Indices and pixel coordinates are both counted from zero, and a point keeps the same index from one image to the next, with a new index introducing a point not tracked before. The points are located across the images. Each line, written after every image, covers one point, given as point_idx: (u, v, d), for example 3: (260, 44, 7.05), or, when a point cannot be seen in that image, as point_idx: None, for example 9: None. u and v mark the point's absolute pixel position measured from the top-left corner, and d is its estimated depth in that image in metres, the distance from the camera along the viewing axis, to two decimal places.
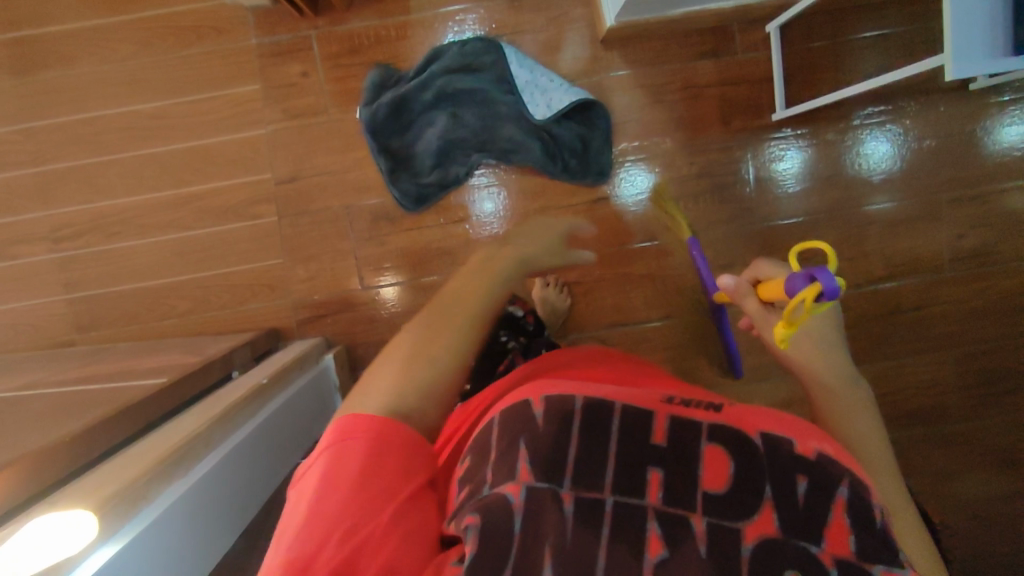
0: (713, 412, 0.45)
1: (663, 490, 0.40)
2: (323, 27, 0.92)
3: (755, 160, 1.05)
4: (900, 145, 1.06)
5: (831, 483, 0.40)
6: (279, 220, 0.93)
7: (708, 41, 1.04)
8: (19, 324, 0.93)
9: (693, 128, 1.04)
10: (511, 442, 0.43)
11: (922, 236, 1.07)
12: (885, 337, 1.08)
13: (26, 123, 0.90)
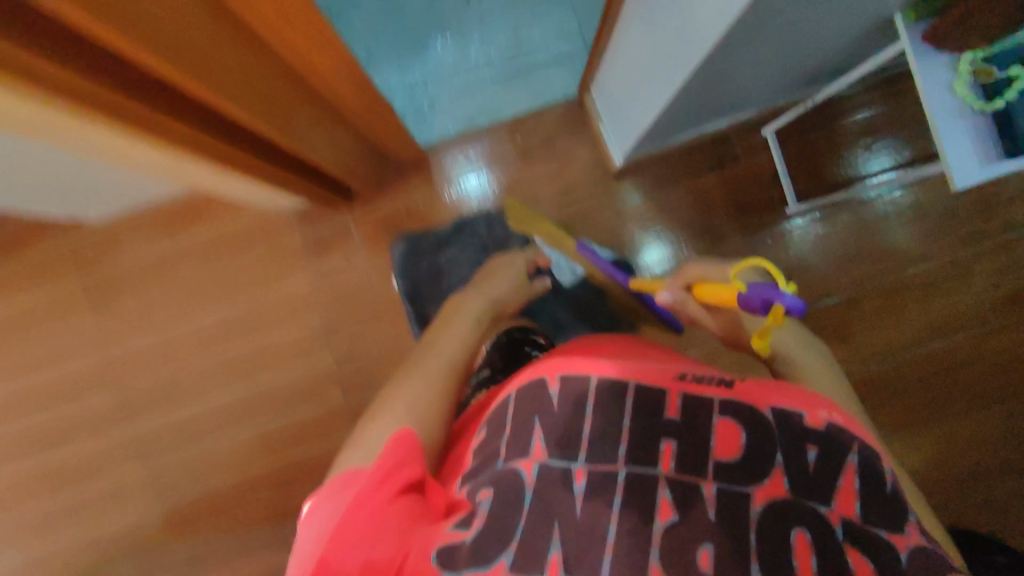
0: (723, 387, 0.50)
1: (675, 460, 0.47)
2: (358, 213, 1.00)
3: (779, 250, 1.10)
4: (924, 219, 1.08)
5: (842, 452, 0.45)
6: (343, 398, 0.98)
7: (714, 153, 1.10)
8: (119, 537, 0.98)
9: (719, 233, 1.09)
10: (528, 421, 0.51)
11: (958, 294, 1.08)
12: (930, 402, 1.09)
13: (107, 352, 0.99)
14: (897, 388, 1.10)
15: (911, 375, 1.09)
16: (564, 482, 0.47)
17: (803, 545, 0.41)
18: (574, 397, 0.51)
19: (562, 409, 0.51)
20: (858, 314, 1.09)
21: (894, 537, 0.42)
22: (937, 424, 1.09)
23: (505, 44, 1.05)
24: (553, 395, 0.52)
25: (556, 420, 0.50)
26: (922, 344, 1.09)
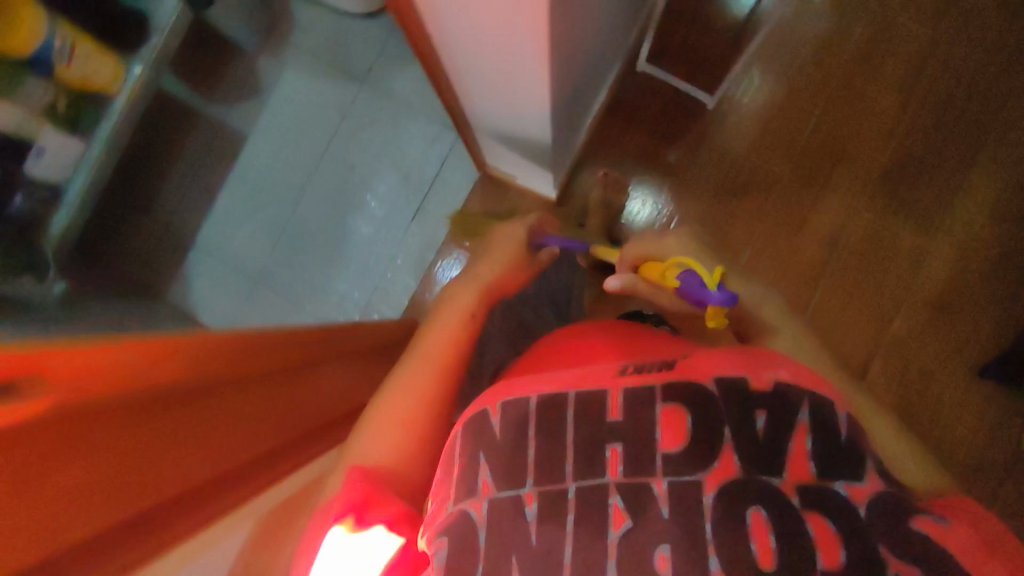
0: (667, 371, 0.50)
1: (621, 463, 0.45)
2: None
3: (731, 129, 1.17)
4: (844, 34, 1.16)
5: (791, 411, 0.46)
6: None
7: (636, 118, 1.17)
8: None
9: (674, 171, 1.17)
10: (474, 456, 0.50)
11: (897, 42, 1.16)
12: (944, 168, 1.14)
13: None
14: (920, 148, 1.14)
15: (917, 152, 1.14)
16: (517, 509, 0.45)
17: (760, 526, 0.40)
18: (517, 421, 0.50)
19: (506, 436, 0.50)
20: (840, 126, 1.16)
21: (852, 490, 0.42)
22: (960, 185, 1.14)
23: (396, 181, 1.10)
24: (495, 423, 0.51)
25: (504, 449, 0.49)
26: (908, 122, 1.15)
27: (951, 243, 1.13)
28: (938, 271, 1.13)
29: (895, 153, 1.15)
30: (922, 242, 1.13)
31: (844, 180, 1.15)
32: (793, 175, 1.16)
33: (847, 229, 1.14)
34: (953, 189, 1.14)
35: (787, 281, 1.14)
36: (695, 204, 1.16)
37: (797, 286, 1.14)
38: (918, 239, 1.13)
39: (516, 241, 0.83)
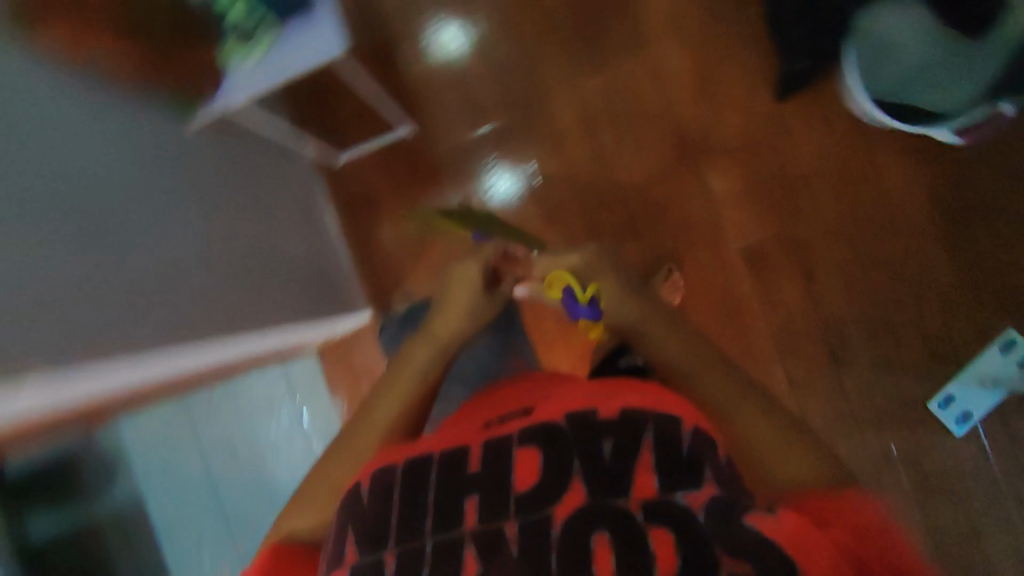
0: (527, 419, 0.66)
1: (478, 513, 0.60)
2: None
3: (458, 88, 1.18)
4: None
5: (641, 430, 0.61)
6: None
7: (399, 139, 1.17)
8: None
9: (446, 149, 1.17)
10: (346, 530, 0.63)
11: None
12: None
13: None
14: None
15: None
16: (377, 567, 0.60)
17: (604, 547, 0.55)
18: (383, 489, 0.64)
19: (372, 502, 0.63)
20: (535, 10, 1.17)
21: (693, 497, 0.57)
22: None
23: (262, 408, 1.18)
24: (365, 492, 0.64)
25: (374, 517, 0.62)
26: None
27: (682, 10, 1.16)
28: (682, 43, 1.15)
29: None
30: (654, 33, 1.16)
31: (555, 41, 1.17)
32: (514, 77, 1.17)
33: (604, 81, 1.16)
34: None
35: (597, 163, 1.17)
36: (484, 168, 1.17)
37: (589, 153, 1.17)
38: (649, 31, 1.16)
39: (469, 278, 0.86)
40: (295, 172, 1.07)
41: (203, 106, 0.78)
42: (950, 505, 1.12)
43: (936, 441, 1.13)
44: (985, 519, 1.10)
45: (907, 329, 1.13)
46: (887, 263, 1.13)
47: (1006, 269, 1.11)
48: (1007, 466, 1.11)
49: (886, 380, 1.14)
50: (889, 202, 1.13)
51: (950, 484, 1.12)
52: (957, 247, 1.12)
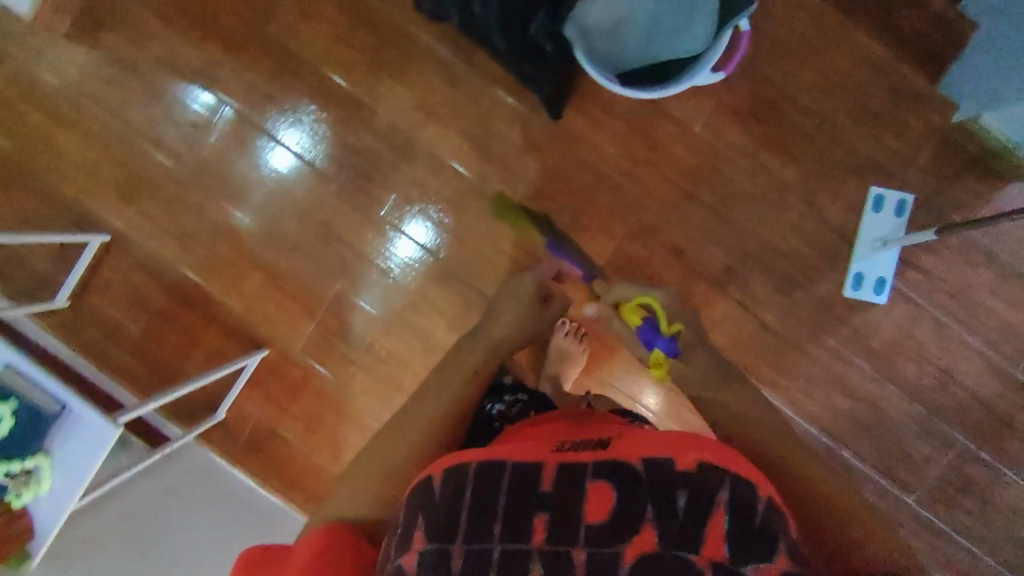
0: (601, 451, 0.60)
1: (545, 530, 0.55)
2: None
3: (286, 244, 1.14)
4: (215, 112, 1.13)
5: (715, 486, 0.55)
6: None
7: (263, 321, 1.16)
8: None
9: (308, 304, 1.15)
10: (415, 516, 0.60)
11: (251, 44, 1.12)
12: (384, 41, 1.11)
13: None
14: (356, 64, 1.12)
15: (334, 96, 1.12)
16: (442, 560, 0.55)
17: None
18: (456, 485, 0.60)
19: (444, 494, 0.60)
20: (311, 134, 1.13)
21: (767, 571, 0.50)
22: (401, 33, 1.11)
23: None
24: (437, 486, 0.61)
25: (443, 512, 0.59)
26: (304, 94, 1.13)
27: (431, 85, 1.12)
28: (449, 117, 1.12)
29: (326, 124, 1.13)
30: (418, 122, 1.12)
31: (337, 183, 1.14)
32: (321, 239, 1.14)
33: (409, 160, 1.13)
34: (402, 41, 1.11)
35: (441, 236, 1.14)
36: (353, 304, 1.15)
37: (426, 262, 1.14)
38: (414, 121, 1.12)
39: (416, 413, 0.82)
40: (182, 463, 1.10)
41: (30, 552, 0.82)
42: (911, 363, 1.15)
43: (870, 319, 1.14)
44: (944, 355, 1.15)
45: (791, 240, 1.13)
46: (739, 193, 1.12)
47: (841, 140, 1.11)
48: (939, 302, 1.14)
49: (800, 294, 1.14)
50: (708, 144, 1.12)
51: (901, 345, 1.15)
52: (788, 146, 1.11)
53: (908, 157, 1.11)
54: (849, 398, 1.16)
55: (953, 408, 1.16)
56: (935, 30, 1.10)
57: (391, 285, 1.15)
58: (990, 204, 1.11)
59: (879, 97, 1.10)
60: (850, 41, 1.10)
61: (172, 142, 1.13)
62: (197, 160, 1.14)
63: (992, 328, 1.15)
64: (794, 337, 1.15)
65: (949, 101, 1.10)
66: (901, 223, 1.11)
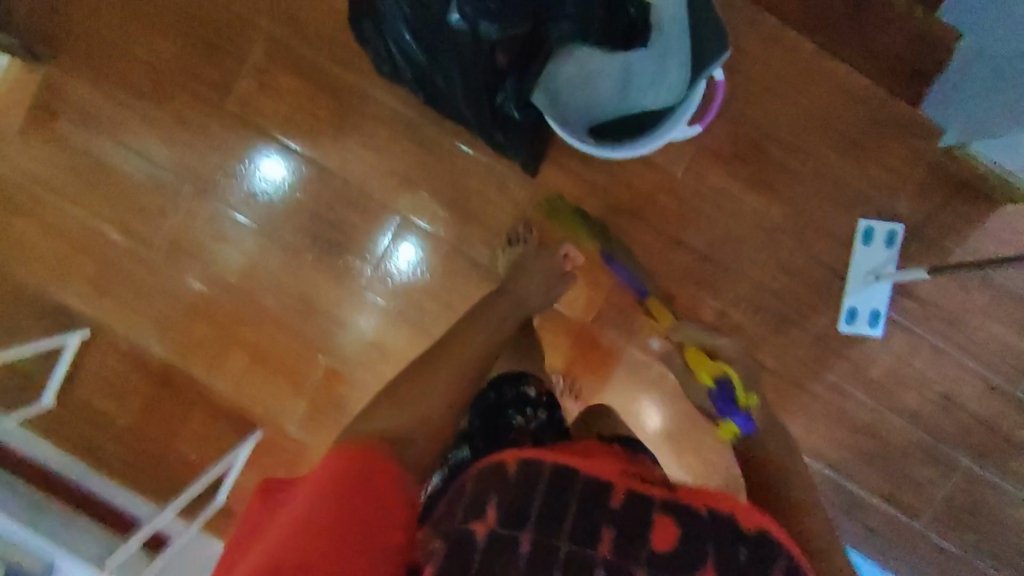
0: (661, 487, 0.62)
1: (610, 545, 0.56)
2: None
3: (263, 318, 1.12)
4: (180, 195, 1.10)
5: (771, 544, 0.58)
6: None
7: (249, 401, 1.14)
8: None
9: (293, 379, 1.13)
10: (485, 496, 0.59)
11: (206, 121, 1.09)
12: (342, 105, 1.08)
13: None
14: (314, 130, 1.08)
15: (302, 169, 1.09)
16: (512, 543, 0.56)
17: None
18: (530, 476, 0.60)
19: (520, 479, 0.60)
20: (276, 206, 1.10)
21: None
22: (357, 97, 1.08)
23: None
24: (510, 470, 0.61)
25: (517, 494, 0.58)
26: (271, 170, 1.09)
27: (402, 151, 1.09)
28: (422, 183, 1.09)
29: (297, 199, 1.10)
30: (391, 189, 1.09)
31: (315, 256, 1.11)
32: (305, 314, 1.12)
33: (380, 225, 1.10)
34: (360, 105, 1.08)
35: (421, 301, 1.11)
36: (339, 374, 1.13)
37: (414, 329, 1.12)
38: (385, 189, 1.09)
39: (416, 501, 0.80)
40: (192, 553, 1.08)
41: None
42: (911, 392, 1.14)
43: (867, 351, 1.13)
44: (943, 381, 1.14)
45: (781, 279, 1.10)
46: (727, 237, 1.10)
47: (827, 174, 1.08)
48: (936, 329, 1.12)
49: (795, 332, 1.12)
50: (692, 190, 1.09)
51: (900, 374, 1.13)
52: (774, 185, 1.08)
53: (895, 186, 1.08)
54: (849, 429, 1.15)
55: (955, 432, 1.15)
56: (910, 51, 1.08)
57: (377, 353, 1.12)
58: (981, 228, 1.09)
59: (862, 128, 1.08)
60: (829, 73, 1.07)
61: (137, 228, 1.11)
62: (169, 245, 1.11)
63: (990, 350, 1.13)
64: (792, 375, 1.13)
65: (931, 126, 1.08)
66: (892, 254, 1.08)
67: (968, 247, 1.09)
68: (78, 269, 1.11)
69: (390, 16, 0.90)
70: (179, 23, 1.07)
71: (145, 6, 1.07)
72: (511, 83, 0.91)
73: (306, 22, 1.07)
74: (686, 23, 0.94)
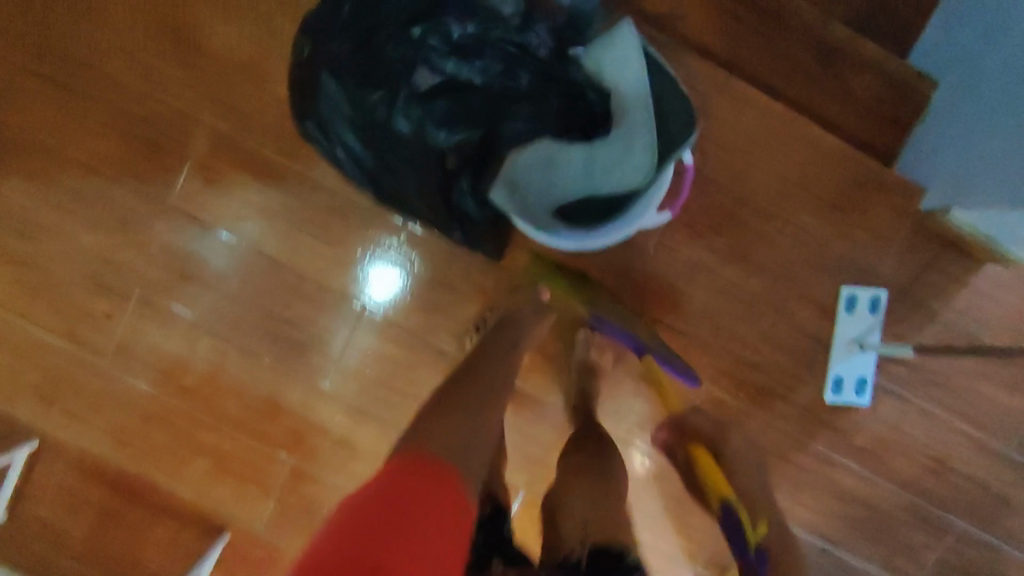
0: None
1: None
2: None
3: (223, 419, 1.07)
4: (124, 295, 1.04)
5: None
6: None
7: (211, 505, 1.08)
8: None
9: (256, 479, 1.07)
10: None
11: (147, 216, 1.02)
12: (291, 191, 1.02)
13: None
14: (262, 219, 1.02)
15: (254, 263, 1.03)
16: None
17: None
18: None
19: None
20: (228, 301, 1.04)
21: None
22: (306, 183, 1.02)
23: None
24: None
25: None
26: (221, 266, 1.03)
27: (357, 238, 1.03)
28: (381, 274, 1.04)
29: (251, 295, 1.04)
30: (350, 279, 1.04)
31: (273, 354, 1.06)
32: (265, 415, 1.07)
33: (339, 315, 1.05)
34: (308, 192, 1.02)
35: (388, 391, 1.06)
36: (305, 473, 1.07)
37: (380, 424, 1.07)
38: (343, 279, 1.04)
39: None
40: None
41: None
42: (901, 456, 1.10)
43: (854, 419, 1.09)
44: (935, 444, 1.09)
45: (762, 350, 1.06)
46: (704, 312, 1.05)
47: (806, 242, 1.03)
48: (924, 391, 1.08)
49: (779, 404, 1.07)
50: (666, 264, 1.04)
51: (889, 440, 1.09)
52: (751, 256, 1.03)
53: (878, 249, 1.03)
54: (839, 497, 1.11)
55: (950, 494, 1.11)
56: (892, 94, 1.06)
57: (345, 447, 1.07)
58: (968, 288, 1.04)
59: (841, 192, 1.02)
60: (804, 135, 1.01)
61: (80, 332, 1.04)
62: (116, 349, 1.05)
63: (982, 409, 1.09)
64: (777, 447, 1.09)
65: (911, 185, 1.03)
66: (877, 321, 1.04)
67: (956, 308, 1.05)
68: (21, 378, 1.05)
69: (327, 118, 0.83)
70: (115, 120, 1.01)
71: (79, 108, 1.01)
72: (465, 185, 0.84)
73: (250, 114, 1.00)
74: (647, 109, 0.86)
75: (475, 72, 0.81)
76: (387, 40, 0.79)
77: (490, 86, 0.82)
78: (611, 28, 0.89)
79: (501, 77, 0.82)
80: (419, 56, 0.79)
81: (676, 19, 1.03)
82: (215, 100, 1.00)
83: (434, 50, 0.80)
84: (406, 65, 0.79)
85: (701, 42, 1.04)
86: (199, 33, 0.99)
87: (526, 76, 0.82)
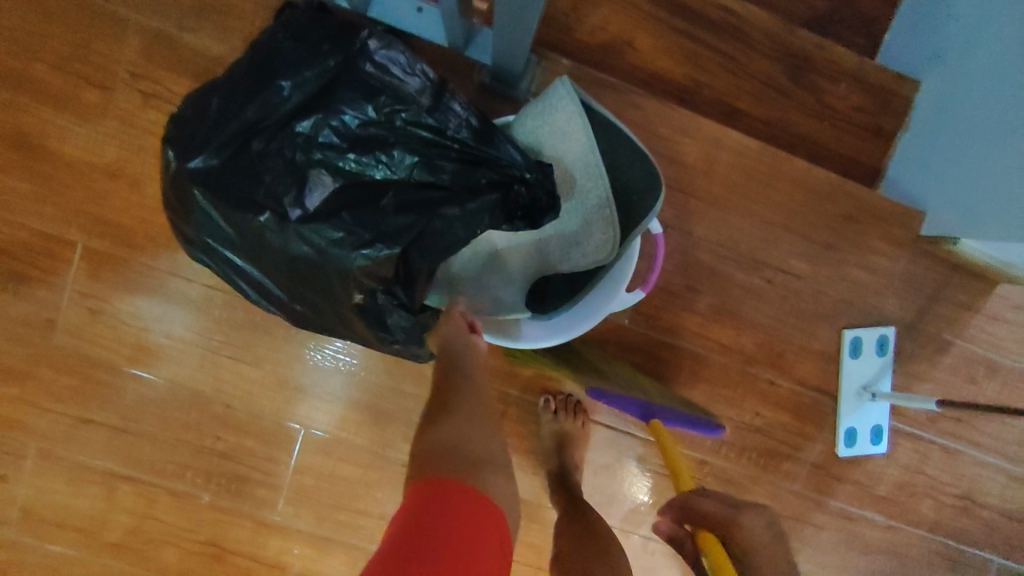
0: None
1: None
2: None
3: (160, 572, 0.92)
4: (22, 453, 0.88)
5: None
6: None
7: None
8: None
9: None
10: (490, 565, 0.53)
11: (33, 361, 0.87)
12: (196, 310, 0.87)
13: None
14: (169, 345, 0.88)
15: (167, 395, 0.89)
16: None
17: None
18: None
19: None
20: (145, 441, 0.89)
21: None
22: (213, 299, 0.87)
23: None
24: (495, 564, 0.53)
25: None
26: (130, 402, 0.88)
27: (284, 351, 0.89)
28: (320, 388, 0.90)
29: (172, 431, 0.89)
30: (283, 399, 0.90)
31: (210, 492, 0.91)
32: (210, 560, 0.92)
33: (275, 438, 0.91)
34: (216, 308, 0.87)
35: (345, 511, 0.92)
36: None
37: (342, 550, 0.93)
38: (274, 397, 0.90)
39: None
40: None
41: None
42: (928, 500, 0.98)
43: (872, 469, 0.97)
44: (961, 482, 0.98)
45: (762, 411, 0.93)
46: (694, 379, 0.91)
47: (799, 288, 0.90)
48: (943, 429, 0.97)
49: (789, 466, 0.95)
50: (644, 333, 0.90)
51: (915, 484, 0.98)
52: (739, 311, 0.90)
53: (880, 286, 0.91)
54: (870, 554, 0.98)
55: (983, 531, 0.99)
56: (869, 101, 0.93)
57: None
58: (981, 312, 0.92)
59: (833, 227, 0.89)
60: (781, 169, 0.88)
61: None
62: (23, 517, 0.89)
63: (1008, 438, 0.97)
64: (793, 513, 0.96)
65: (909, 211, 0.90)
66: (885, 362, 0.92)
67: (970, 336, 0.93)
68: None
69: (209, 243, 0.67)
70: None
71: None
72: (392, 301, 0.67)
73: (132, 227, 0.85)
74: (602, 174, 0.73)
75: (386, 168, 0.66)
76: (270, 146, 0.63)
77: (406, 183, 0.67)
78: (548, 91, 0.74)
79: (420, 171, 0.68)
80: (312, 158, 0.64)
81: (623, 47, 0.88)
82: (84, 213, 0.84)
83: (330, 149, 0.65)
84: (296, 172, 0.63)
85: (652, 70, 0.89)
86: (54, 143, 0.83)
87: (449, 166, 0.69)
